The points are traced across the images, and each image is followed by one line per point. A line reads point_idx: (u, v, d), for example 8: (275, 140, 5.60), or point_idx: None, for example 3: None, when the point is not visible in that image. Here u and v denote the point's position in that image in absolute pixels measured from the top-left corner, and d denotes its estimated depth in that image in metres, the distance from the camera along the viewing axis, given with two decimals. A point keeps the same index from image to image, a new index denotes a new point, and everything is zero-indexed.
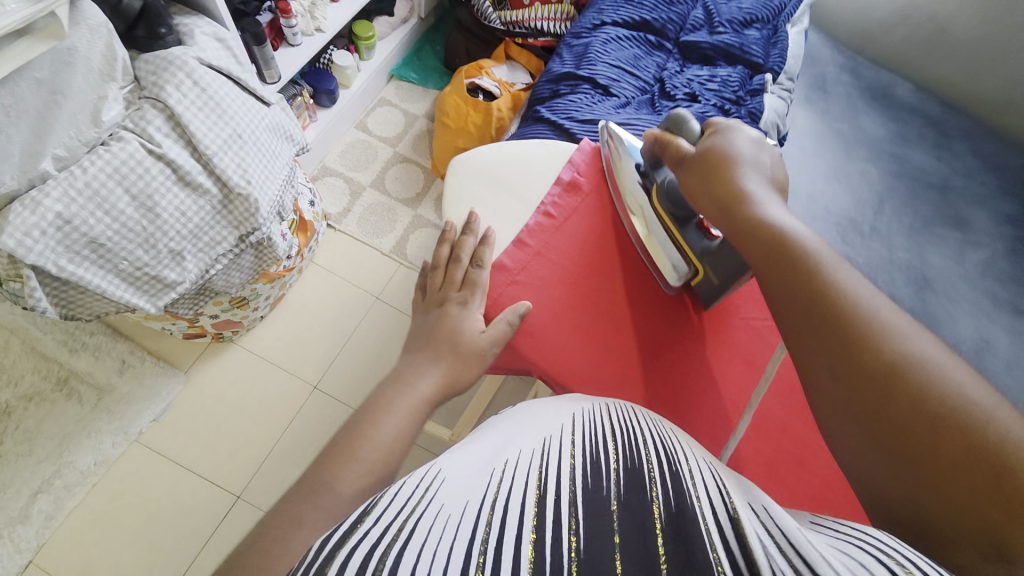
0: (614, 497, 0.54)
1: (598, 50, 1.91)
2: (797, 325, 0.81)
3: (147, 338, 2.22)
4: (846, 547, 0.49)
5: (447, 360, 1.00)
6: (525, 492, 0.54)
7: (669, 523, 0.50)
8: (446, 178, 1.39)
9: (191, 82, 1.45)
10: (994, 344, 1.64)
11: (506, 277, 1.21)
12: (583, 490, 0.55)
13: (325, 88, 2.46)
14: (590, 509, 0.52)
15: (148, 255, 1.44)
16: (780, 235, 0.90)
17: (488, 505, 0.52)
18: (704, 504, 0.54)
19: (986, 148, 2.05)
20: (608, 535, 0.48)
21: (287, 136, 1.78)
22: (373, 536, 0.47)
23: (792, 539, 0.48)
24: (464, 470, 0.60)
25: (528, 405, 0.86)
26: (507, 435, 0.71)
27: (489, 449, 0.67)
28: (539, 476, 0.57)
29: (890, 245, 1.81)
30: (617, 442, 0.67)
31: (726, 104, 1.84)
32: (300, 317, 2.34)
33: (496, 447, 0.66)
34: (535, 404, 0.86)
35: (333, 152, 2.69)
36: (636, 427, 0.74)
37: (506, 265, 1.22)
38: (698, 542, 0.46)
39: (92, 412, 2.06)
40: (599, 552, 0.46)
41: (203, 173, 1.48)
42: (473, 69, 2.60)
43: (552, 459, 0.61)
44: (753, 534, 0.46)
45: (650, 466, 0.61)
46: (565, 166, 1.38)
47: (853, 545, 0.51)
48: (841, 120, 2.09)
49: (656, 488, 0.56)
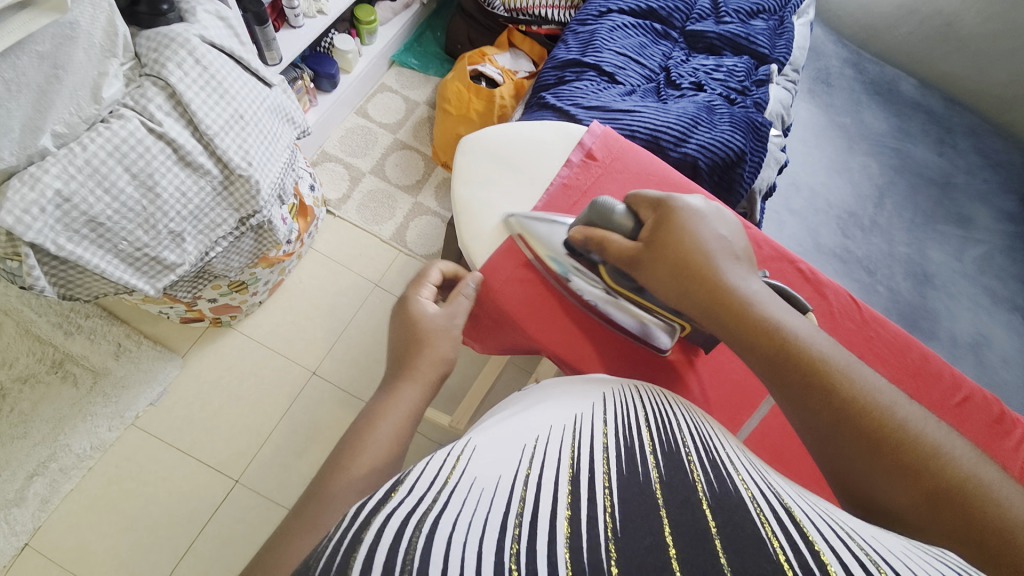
0: (654, 476, 0.54)
1: (604, 36, 1.90)
2: (807, 428, 0.78)
3: (144, 322, 2.20)
4: (893, 545, 0.50)
5: (430, 368, 1.02)
6: (557, 472, 0.54)
7: (716, 500, 0.50)
8: (454, 157, 1.37)
9: (193, 61, 1.42)
10: (989, 339, 1.69)
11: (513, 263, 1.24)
12: (620, 469, 0.55)
13: (326, 72, 2.43)
14: (628, 486, 0.52)
15: (148, 236, 1.43)
16: (774, 334, 0.82)
17: (520, 481, 0.52)
18: (751, 489, 0.54)
19: (987, 146, 2.07)
20: (655, 512, 0.48)
21: (288, 118, 1.76)
22: (406, 507, 0.47)
23: (842, 532, 0.49)
24: (495, 443, 0.61)
25: (552, 387, 0.86)
26: (535, 413, 0.71)
27: (519, 426, 0.67)
28: (571, 455, 0.57)
29: (891, 239, 1.82)
30: (651, 427, 0.67)
31: (731, 94, 1.83)
32: (298, 303, 2.32)
33: (526, 424, 0.66)
34: (561, 386, 0.84)
35: (332, 137, 2.66)
36: (670, 415, 0.74)
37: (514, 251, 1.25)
38: (748, 522, 0.47)
39: (87, 396, 2.04)
40: (642, 525, 0.46)
41: (204, 153, 1.45)
42: (476, 55, 2.57)
43: (585, 438, 0.61)
44: (807, 526, 0.47)
45: (688, 450, 0.61)
46: (574, 149, 1.37)
47: (891, 541, 0.51)
48: (844, 114, 2.09)
49: (698, 473, 0.56)
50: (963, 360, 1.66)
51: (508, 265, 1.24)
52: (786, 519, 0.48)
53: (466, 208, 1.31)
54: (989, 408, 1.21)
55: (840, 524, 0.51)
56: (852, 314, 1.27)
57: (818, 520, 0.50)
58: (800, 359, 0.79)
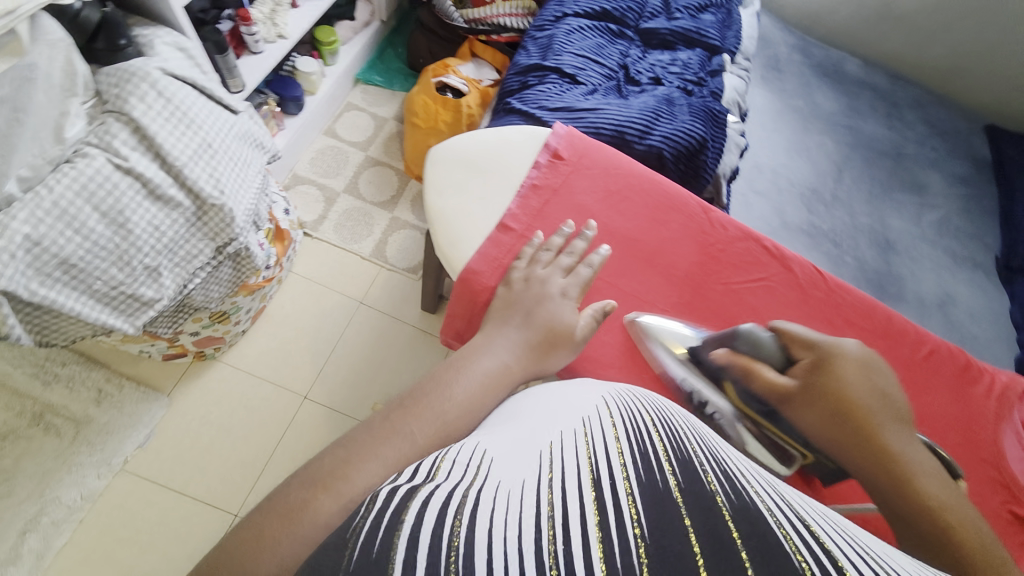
0: (676, 481, 0.55)
1: (563, 40, 1.95)
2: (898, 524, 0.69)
3: (125, 364, 2.15)
4: (903, 560, 0.53)
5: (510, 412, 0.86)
6: (580, 480, 0.57)
7: (737, 513, 0.50)
8: (427, 167, 1.42)
9: (155, 94, 1.42)
10: (954, 299, 1.75)
11: (492, 265, 1.24)
12: (640, 475, 0.57)
13: (291, 95, 2.44)
14: (648, 489, 0.54)
15: (123, 273, 1.40)
16: (877, 450, 0.77)
17: (544, 486, 0.56)
18: (768, 501, 0.54)
19: (932, 116, 2.21)
20: (677, 517, 0.50)
21: (258, 144, 1.74)
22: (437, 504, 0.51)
23: (860, 548, 0.50)
24: (512, 452, 0.65)
25: (550, 388, 0.89)
26: (538, 416, 0.75)
27: (529, 431, 0.70)
28: (581, 448, 0.64)
29: (852, 211, 1.88)
30: (666, 436, 0.67)
31: (688, 85, 1.91)
32: (283, 329, 2.30)
33: (537, 429, 0.70)
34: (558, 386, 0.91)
35: (303, 159, 2.65)
36: (675, 424, 0.73)
37: (490, 253, 1.26)
38: (772, 535, 0.47)
39: (71, 446, 1.98)
40: (669, 537, 0.47)
41: (174, 184, 1.44)
42: (439, 68, 2.58)
43: (602, 442, 0.65)
44: (826, 540, 0.49)
45: (705, 460, 0.61)
46: (540, 151, 1.42)
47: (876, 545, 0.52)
48: (797, 97, 2.18)
49: (715, 483, 0.56)
50: (932, 319, 1.70)
51: (486, 266, 1.24)
52: (810, 536, 0.49)
53: (441, 216, 1.34)
54: (958, 359, 1.27)
55: (852, 539, 0.53)
56: (818, 283, 1.33)
57: (833, 533, 0.52)
58: (898, 468, 0.74)
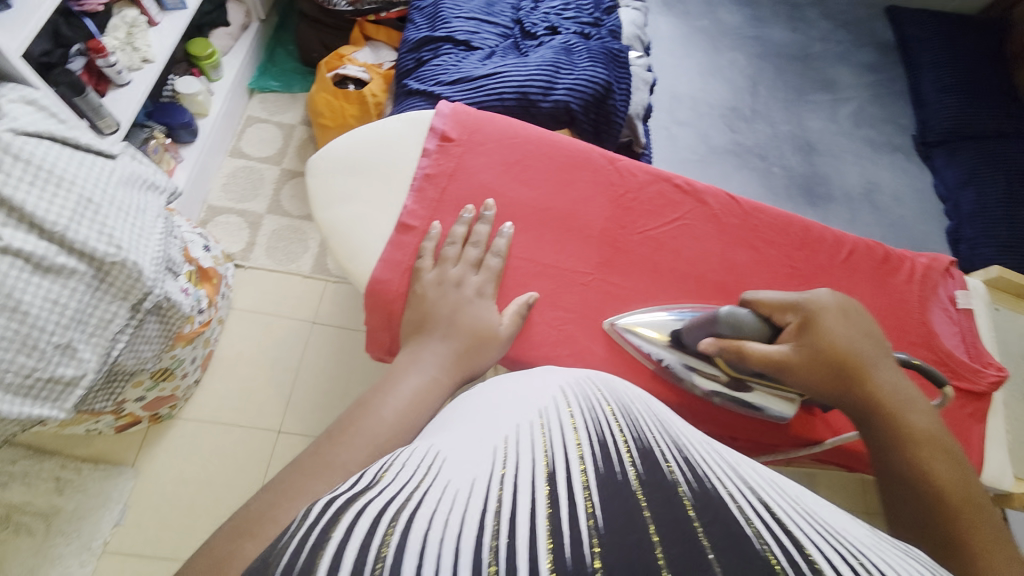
0: (639, 474, 0.55)
1: (449, 5, 1.83)
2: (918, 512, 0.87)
3: (77, 445, 2.02)
4: (866, 539, 0.55)
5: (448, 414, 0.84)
6: (533, 476, 0.54)
7: (696, 499, 0.51)
8: (307, 182, 1.30)
9: (10, 158, 1.27)
10: (878, 185, 1.91)
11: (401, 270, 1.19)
12: (605, 470, 0.56)
13: (180, 121, 2.22)
14: (606, 482, 0.53)
15: (33, 358, 1.28)
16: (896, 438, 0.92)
17: (496, 482, 0.53)
18: (730, 489, 0.55)
19: (833, 8, 2.23)
20: (637, 509, 0.49)
21: (150, 186, 1.59)
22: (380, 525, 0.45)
23: (817, 527, 0.51)
24: (465, 448, 0.61)
25: (515, 380, 0.86)
26: (508, 406, 0.73)
27: (487, 425, 0.67)
28: (545, 446, 0.60)
29: (772, 123, 1.96)
30: (628, 425, 0.67)
31: (586, 29, 1.83)
32: (239, 368, 2.20)
33: (495, 424, 0.67)
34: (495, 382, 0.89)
35: (214, 187, 2.48)
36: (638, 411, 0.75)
37: (397, 257, 1.20)
38: (731, 522, 0.49)
39: (44, 541, 1.88)
40: (621, 529, 0.46)
41: (62, 252, 1.30)
42: (333, 59, 2.43)
43: (568, 440, 0.61)
44: (790, 527, 0.50)
45: (670, 448, 0.63)
46: (427, 138, 1.31)
47: (829, 525, 0.53)
48: (701, 17, 2.14)
49: (674, 470, 0.57)
50: (861, 206, 1.87)
51: (395, 273, 1.18)
52: (772, 523, 0.50)
53: (336, 228, 1.25)
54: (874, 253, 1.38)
55: (809, 518, 0.54)
56: (733, 208, 1.36)
57: (791, 515, 0.53)
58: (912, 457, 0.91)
